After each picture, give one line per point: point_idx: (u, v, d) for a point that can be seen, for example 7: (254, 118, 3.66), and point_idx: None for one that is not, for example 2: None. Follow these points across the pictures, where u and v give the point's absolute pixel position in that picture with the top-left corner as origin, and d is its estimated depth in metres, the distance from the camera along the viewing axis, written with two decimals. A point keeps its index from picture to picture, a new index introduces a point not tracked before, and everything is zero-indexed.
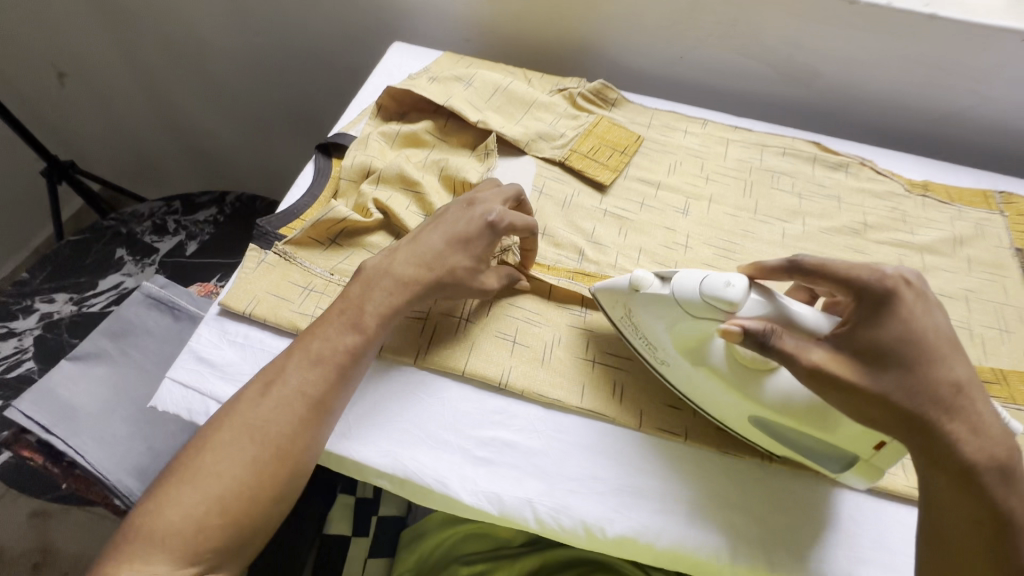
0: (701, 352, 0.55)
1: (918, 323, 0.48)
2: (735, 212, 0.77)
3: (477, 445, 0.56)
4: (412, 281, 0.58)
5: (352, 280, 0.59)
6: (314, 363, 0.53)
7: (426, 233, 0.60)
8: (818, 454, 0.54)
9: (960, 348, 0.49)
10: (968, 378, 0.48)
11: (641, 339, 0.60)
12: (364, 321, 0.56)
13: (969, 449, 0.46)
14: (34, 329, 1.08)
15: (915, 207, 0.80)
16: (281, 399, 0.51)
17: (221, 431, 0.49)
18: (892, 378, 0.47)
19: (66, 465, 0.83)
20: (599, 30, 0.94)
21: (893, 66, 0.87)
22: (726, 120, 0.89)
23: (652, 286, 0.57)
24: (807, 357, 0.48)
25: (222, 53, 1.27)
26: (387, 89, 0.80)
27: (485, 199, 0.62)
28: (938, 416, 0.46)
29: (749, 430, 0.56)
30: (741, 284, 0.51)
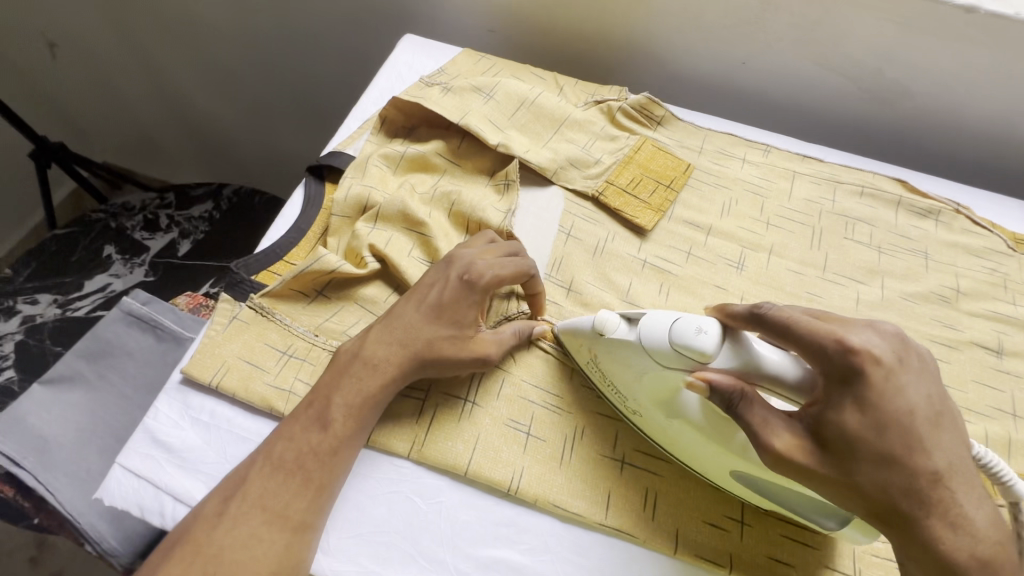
0: (675, 404, 0.48)
1: (887, 404, 0.39)
2: (800, 268, 0.65)
3: (479, 569, 0.47)
4: (389, 362, 0.50)
5: (324, 369, 0.51)
6: (275, 469, 0.45)
7: (402, 305, 0.52)
8: (810, 509, 0.46)
9: (942, 425, 0.40)
10: (949, 464, 0.39)
11: (609, 386, 0.52)
12: (334, 415, 0.47)
13: (951, 549, 0.38)
14: (15, 334, 1.00)
15: (1019, 269, 0.67)
16: (238, 518, 0.43)
17: (172, 564, 0.41)
18: (861, 473, 0.39)
19: (37, 501, 0.77)
20: (648, 27, 0.80)
21: (1006, 88, 0.71)
22: (793, 146, 0.75)
23: (618, 329, 0.49)
24: (771, 436, 0.40)
25: (219, 31, 1.13)
26: (393, 100, 0.68)
27: (466, 254, 0.54)
28: (910, 513, 0.39)
29: (736, 485, 0.49)
30: (715, 331, 0.43)
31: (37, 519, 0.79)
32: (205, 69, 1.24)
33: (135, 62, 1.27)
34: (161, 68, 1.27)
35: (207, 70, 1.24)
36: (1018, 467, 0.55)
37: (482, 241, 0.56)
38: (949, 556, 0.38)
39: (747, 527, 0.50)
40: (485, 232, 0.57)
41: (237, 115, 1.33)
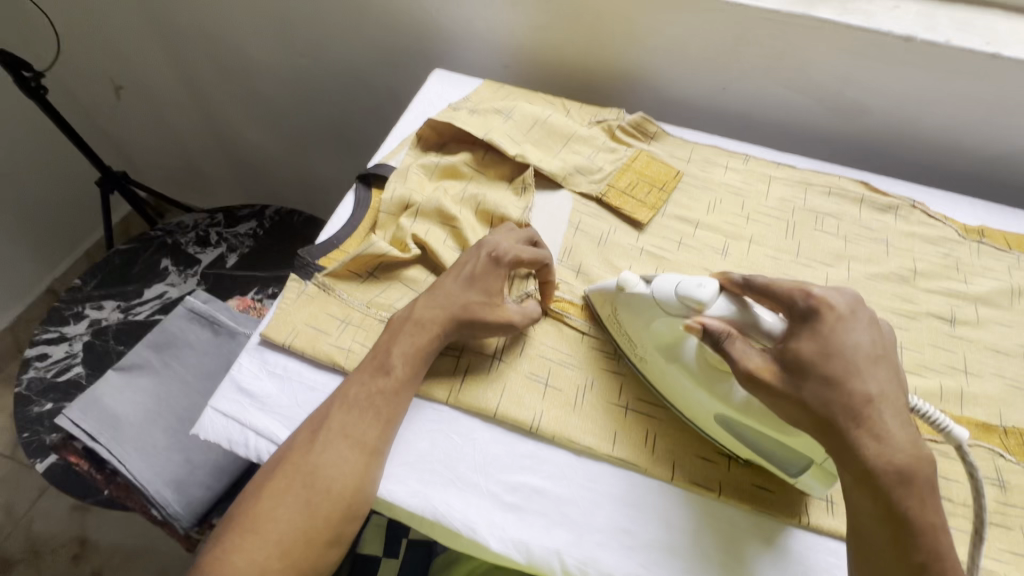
0: (676, 350, 0.57)
1: (836, 339, 0.50)
2: (776, 254, 0.76)
3: (507, 490, 0.56)
4: (435, 323, 0.61)
5: (382, 329, 0.62)
6: (351, 406, 0.56)
7: (442, 279, 0.64)
8: (775, 458, 0.55)
9: (882, 364, 0.50)
10: (882, 391, 0.48)
11: (624, 335, 0.63)
12: (396, 365, 0.58)
13: (870, 453, 0.47)
14: (83, 335, 1.14)
15: (969, 254, 0.77)
16: (325, 444, 0.54)
17: (276, 480, 0.53)
18: (808, 389, 0.48)
19: (109, 472, 0.87)
20: (641, 60, 0.94)
21: (950, 103, 0.83)
22: (769, 155, 0.88)
23: (637, 286, 0.60)
24: (745, 361, 0.50)
25: (267, 72, 1.30)
26: (428, 121, 0.81)
27: (493, 239, 0.65)
28: (844, 425, 0.48)
29: (717, 431, 0.57)
30: (712, 287, 0.54)
31: (106, 491, 0.89)
32: (252, 106, 1.40)
33: (190, 100, 1.44)
34: (213, 106, 1.44)
35: (253, 107, 1.40)
36: (969, 414, 0.64)
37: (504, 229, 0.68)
38: (868, 459, 0.47)
39: (732, 460, 0.59)
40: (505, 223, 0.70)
41: (278, 146, 1.49)
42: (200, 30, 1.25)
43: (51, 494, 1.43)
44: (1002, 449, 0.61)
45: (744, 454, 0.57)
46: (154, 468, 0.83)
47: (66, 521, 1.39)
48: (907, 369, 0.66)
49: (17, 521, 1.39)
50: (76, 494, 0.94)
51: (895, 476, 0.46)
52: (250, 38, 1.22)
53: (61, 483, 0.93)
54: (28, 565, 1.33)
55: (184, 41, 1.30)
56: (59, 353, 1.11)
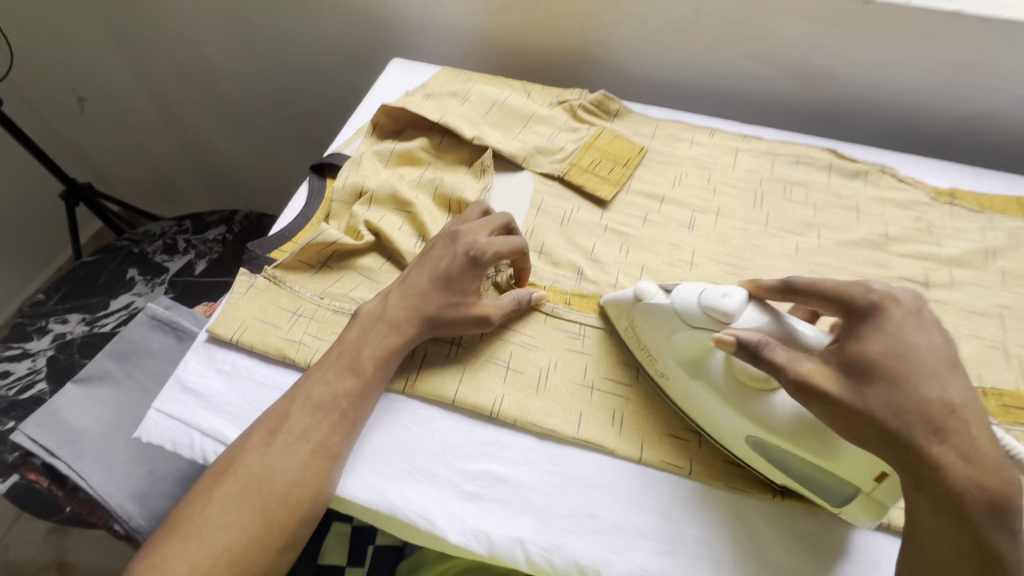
0: (702, 365, 0.53)
1: (905, 340, 0.46)
2: (744, 225, 0.74)
3: (466, 479, 0.53)
4: (405, 321, 0.58)
5: (349, 325, 0.59)
6: (316, 407, 0.53)
7: (414, 273, 0.61)
8: (818, 488, 0.50)
9: (956, 369, 0.45)
10: (962, 401, 0.44)
11: (643, 351, 0.58)
12: (363, 364, 0.56)
13: (959, 474, 0.41)
14: (47, 350, 1.10)
15: (941, 216, 0.75)
16: (285, 448, 0.51)
17: (228, 484, 0.49)
18: (876, 395, 0.44)
19: (70, 488, 0.83)
20: (601, 39, 0.92)
21: (915, 64, 0.81)
22: (735, 128, 0.86)
23: (655, 296, 0.56)
24: (796, 368, 0.46)
25: (229, 74, 1.27)
26: (382, 107, 0.79)
27: (468, 231, 0.60)
28: (921, 438, 0.43)
29: (750, 456, 0.52)
30: (739, 295, 0.51)
31: (69, 508, 0.86)
32: (218, 110, 1.37)
33: (155, 108, 1.41)
34: (178, 112, 1.41)
35: (218, 111, 1.37)
36: None
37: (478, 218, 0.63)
38: (952, 480, 0.41)
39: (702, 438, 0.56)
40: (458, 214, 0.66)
41: (245, 148, 1.46)
42: (158, 34, 1.23)
43: (27, 518, 1.39)
44: (983, 410, 0.59)
45: (781, 481, 0.52)
46: (115, 481, 0.80)
47: (42, 546, 1.35)
48: None
49: None
50: (39, 514, 0.89)
51: (985, 502, 0.41)
52: (208, 39, 1.20)
53: (23, 504, 0.89)
54: None
55: (143, 47, 1.27)
56: (22, 369, 1.07)
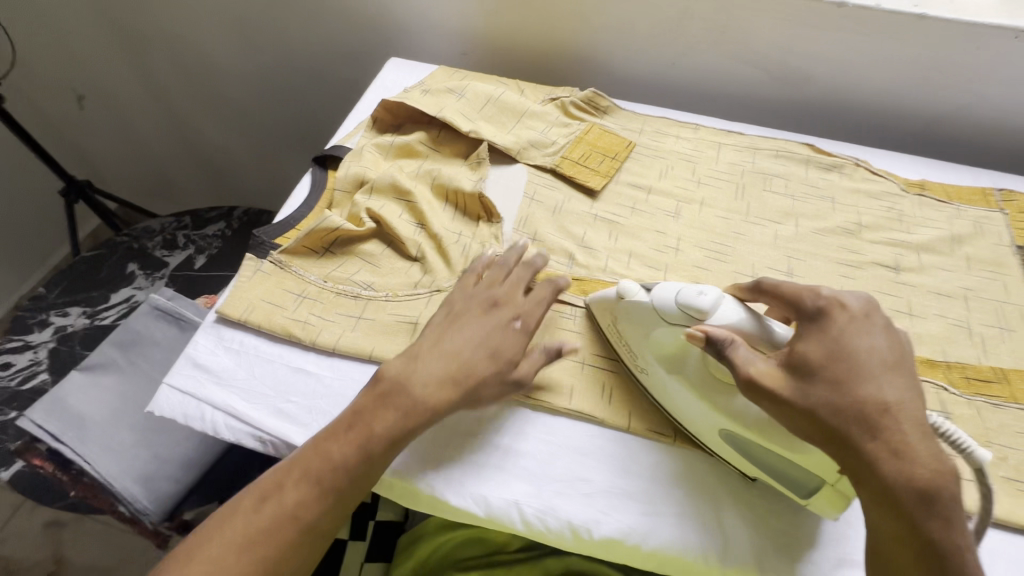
0: (677, 360, 0.55)
1: (846, 342, 0.48)
2: (726, 214, 0.78)
3: (467, 447, 0.57)
4: (433, 397, 0.53)
5: (371, 386, 0.54)
6: (316, 484, 0.50)
7: (449, 336, 0.57)
8: (783, 478, 0.53)
9: (897, 370, 0.48)
10: (899, 399, 0.46)
11: (627, 347, 0.60)
12: (375, 443, 0.52)
13: (890, 467, 0.44)
14: (48, 342, 1.12)
15: (911, 206, 0.80)
16: (273, 520, 0.49)
17: (211, 545, 0.48)
18: (817, 394, 0.47)
19: (74, 472, 0.85)
20: (591, 40, 0.96)
21: (887, 64, 0.86)
22: (719, 125, 0.90)
23: (637, 295, 0.57)
24: (747, 367, 0.48)
25: (228, 73, 1.30)
26: (382, 102, 0.82)
27: (510, 301, 0.60)
28: (856, 433, 0.45)
29: (722, 448, 0.55)
30: (713, 293, 0.52)
31: (73, 493, 0.88)
32: (217, 108, 1.40)
33: (156, 106, 1.44)
34: (179, 111, 1.43)
35: (217, 109, 1.40)
36: (915, 352, 0.66)
37: (519, 284, 0.61)
38: (888, 472, 0.44)
39: None
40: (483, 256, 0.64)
41: (245, 147, 1.49)
42: (159, 34, 1.25)
43: None
44: (947, 382, 0.63)
45: (751, 471, 0.55)
46: (121, 465, 0.82)
47: (40, 541, 1.34)
48: None
49: None
50: (44, 500, 0.91)
51: (921, 493, 0.43)
52: (209, 40, 1.23)
53: (28, 490, 0.91)
54: None
55: (144, 46, 1.30)
56: (23, 361, 1.09)
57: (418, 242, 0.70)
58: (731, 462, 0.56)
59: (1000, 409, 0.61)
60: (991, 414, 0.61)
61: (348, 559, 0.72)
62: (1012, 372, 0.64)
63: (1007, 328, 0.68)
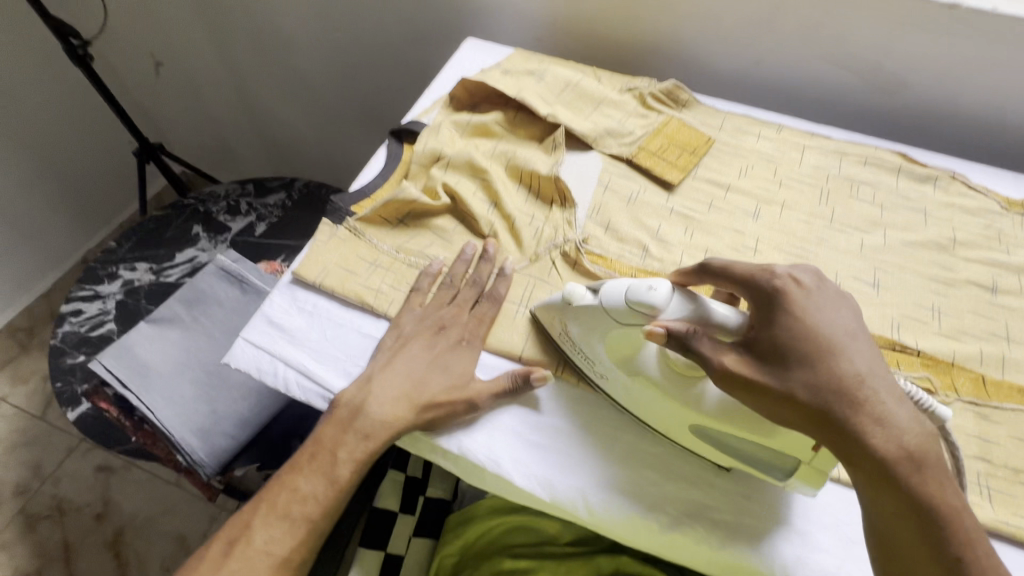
0: (635, 362, 0.54)
1: (811, 319, 0.47)
2: (809, 219, 0.74)
3: (531, 429, 0.57)
4: (386, 421, 0.55)
5: (326, 418, 0.57)
6: (282, 517, 0.54)
7: (400, 359, 0.59)
8: (758, 462, 0.52)
9: (860, 340, 0.48)
10: (870, 369, 0.46)
11: (580, 354, 0.57)
12: (336, 470, 0.55)
13: (878, 440, 0.43)
14: (116, 294, 1.17)
15: (1012, 225, 0.75)
16: (245, 559, 0.53)
17: None
18: (797, 376, 0.45)
19: (137, 419, 0.89)
20: (673, 31, 0.93)
21: (995, 73, 0.81)
22: (803, 126, 0.86)
23: (584, 297, 0.55)
24: (719, 357, 0.47)
25: (301, 47, 1.32)
26: (461, 81, 0.82)
27: (454, 322, 0.62)
28: (842, 413, 0.44)
29: (693, 440, 0.54)
30: (664, 288, 0.50)
31: (134, 439, 0.92)
32: (286, 81, 1.42)
33: (227, 76, 1.48)
34: (248, 81, 1.47)
35: (286, 82, 1.43)
36: (1011, 379, 0.62)
37: (465, 305, 0.63)
38: (876, 448, 0.43)
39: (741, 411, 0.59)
40: (431, 266, 0.65)
41: (308, 120, 1.52)
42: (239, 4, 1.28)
43: (77, 455, 1.42)
44: None
45: (728, 462, 0.53)
46: (180, 416, 0.85)
47: (90, 483, 1.39)
48: (946, 333, 0.64)
49: (43, 480, 1.39)
50: (104, 443, 0.96)
51: (908, 460, 0.43)
52: (285, 12, 1.25)
53: (91, 432, 0.96)
54: (52, 523, 1.33)
55: (222, 16, 1.33)
56: (93, 309, 1.15)
57: (490, 221, 0.69)
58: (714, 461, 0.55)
59: None
60: None
61: (396, 533, 0.71)
62: None
63: None
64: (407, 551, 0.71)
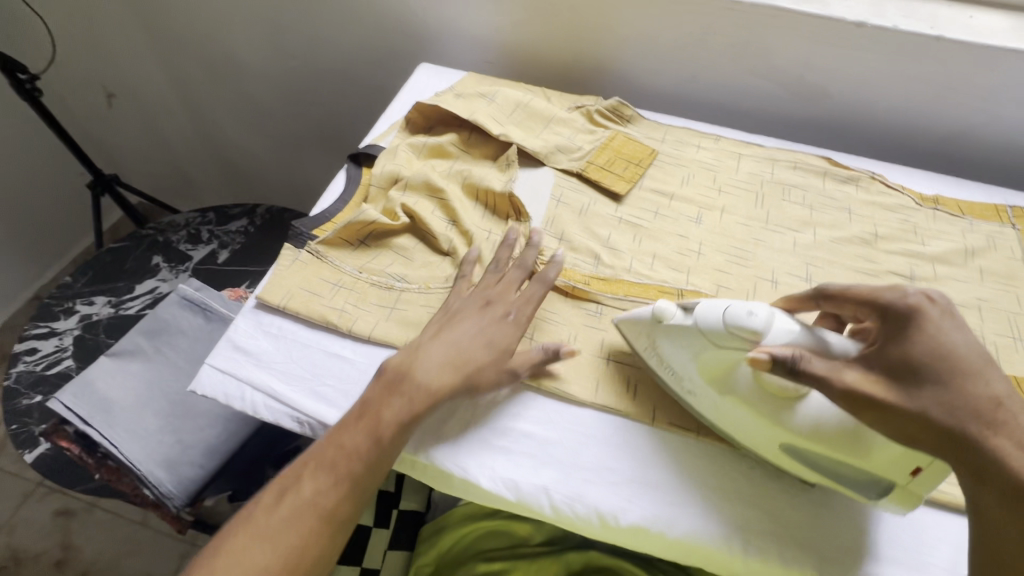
0: (728, 381, 0.55)
1: (945, 340, 0.49)
2: (747, 221, 0.80)
3: (496, 434, 0.59)
4: (436, 384, 0.57)
5: (374, 380, 0.58)
6: (330, 471, 0.53)
7: (451, 328, 0.61)
8: (852, 483, 0.53)
9: (992, 364, 0.49)
10: (1005, 393, 0.47)
11: (669, 370, 0.59)
12: (382, 428, 0.55)
13: (1013, 462, 0.44)
14: (73, 329, 1.15)
15: (926, 219, 0.82)
16: (293, 511, 0.52)
17: (235, 538, 0.51)
18: (929, 394, 0.47)
19: (100, 456, 0.87)
20: (615, 52, 1.00)
21: (902, 82, 0.89)
22: (738, 137, 0.93)
23: (675, 316, 0.58)
24: (841, 380, 0.49)
25: (258, 75, 1.33)
26: (416, 105, 0.86)
27: (498, 294, 0.64)
28: (977, 432, 0.46)
29: (784, 458, 0.55)
30: (764, 312, 0.53)
31: (97, 476, 0.89)
32: (244, 108, 1.43)
33: (182, 105, 1.48)
34: (204, 110, 1.47)
35: (243, 110, 1.44)
36: None
37: (513, 283, 0.65)
38: (1011, 470, 0.44)
39: None
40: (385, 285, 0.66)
41: (267, 147, 1.52)
42: (193, 35, 1.29)
43: (34, 500, 1.37)
44: None
45: (813, 478, 0.55)
46: (146, 449, 0.84)
47: (48, 528, 1.33)
48: None
49: None
50: (65, 483, 0.93)
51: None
52: (240, 41, 1.26)
53: (51, 472, 0.93)
54: (7, 574, 1.27)
55: (177, 47, 1.33)
56: (49, 347, 1.12)
57: (449, 237, 0.72)
58: (803, 478, 0.56)
59: None
60: None
61: (370, 545, 0.73)
62: None
63: (1020, 338, 0.70)
64: (382, 563, 0.74)
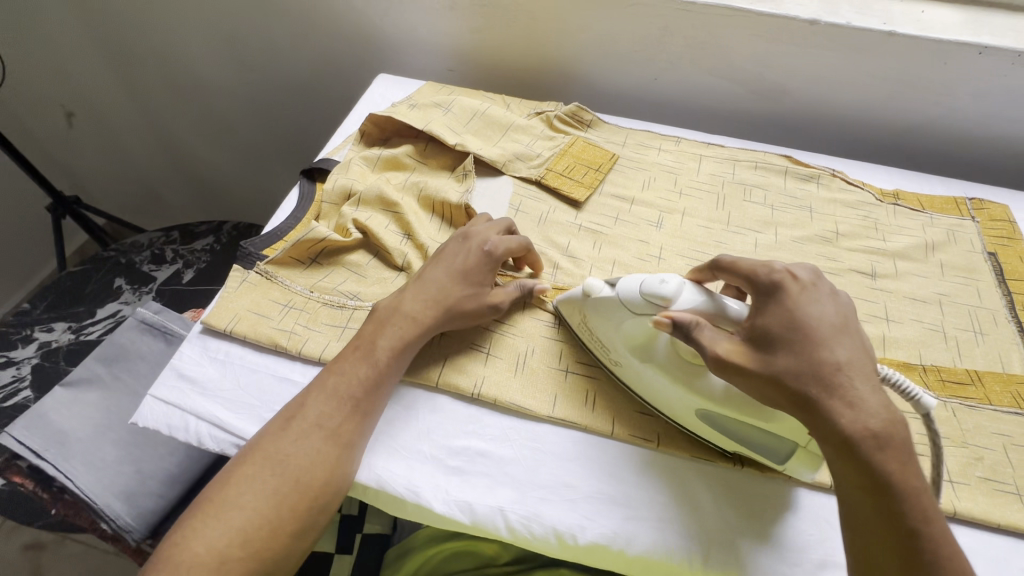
0: (649, 349, 0.56)
1: (802, 311, 0.50)
2: (707, 224, 0.80)
3: (449, 454, 0.58)
4: (421, 314, 0.60)
5: (366, 319, 0.61)
6: (331, 395, 0.55)
7: (428, 269, 0.64)
8: (760, 448, 0.54)
9: (845, 332, 0.49)
10: (850, 358, 0.48)
11: (597, 341, 0.61)
12: (378, 354, 0.58)
13: (843, 420, 0.45)
14: (32, 358, 1.11)
15: (887, 215, 0.82)
16: (302, 432, 0.53)
17: (247, 466, 0.51)
18: (781, 361, 0.48)
19: (56, 490, 0.82)
20: (575, 56, 0.99)
21: (859, 78, 0.89)
22: (700, 138, 0.92)
23: (602, 290, 0.59)
24: (716, 347, 0.50)
25: (220, 90, 1.31)
26: (370, 116, 0.84)
27: (479, 230, 0.65)
28: (816, 393, 0.46)
29: (699, 425, 0.56)
30: (674, 281, 0.54)
31: (53, 511, 0.86)
32: (208, 123, 1.41)
33: (146, 123, 1.45)
34: (168, 126, 1.44)
35: (208, 125, 1.41)
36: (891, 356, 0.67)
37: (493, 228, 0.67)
38: (844, 428, 0.45)
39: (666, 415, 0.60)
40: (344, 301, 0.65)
41: (234, 162, 1.50)
42: (152, 53, 1.26)
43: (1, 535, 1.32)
44: (923, 384, 0.65)
45: (730, 447, 0.56)
46: (102, 481, 0.79)
47: (17, 563, 1.29)
48: None
49: None
50: (21, 519, 0.90)
51: (875, 441, 0.45)
52: (200, 57, 1.24)
53: (7, 509, 0.90)
54: None
55: (138, 64, 1.31)
56: (6, 377, 1.08)
57: (403, 251, 0.70)
58: (722, 449, 0.57)
59: (979, 410, 0.63)
60: (966, 416, 0.63)
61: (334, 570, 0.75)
62: (985, 374, 0.67)
63: (980, 332, 0.70)
64: None
